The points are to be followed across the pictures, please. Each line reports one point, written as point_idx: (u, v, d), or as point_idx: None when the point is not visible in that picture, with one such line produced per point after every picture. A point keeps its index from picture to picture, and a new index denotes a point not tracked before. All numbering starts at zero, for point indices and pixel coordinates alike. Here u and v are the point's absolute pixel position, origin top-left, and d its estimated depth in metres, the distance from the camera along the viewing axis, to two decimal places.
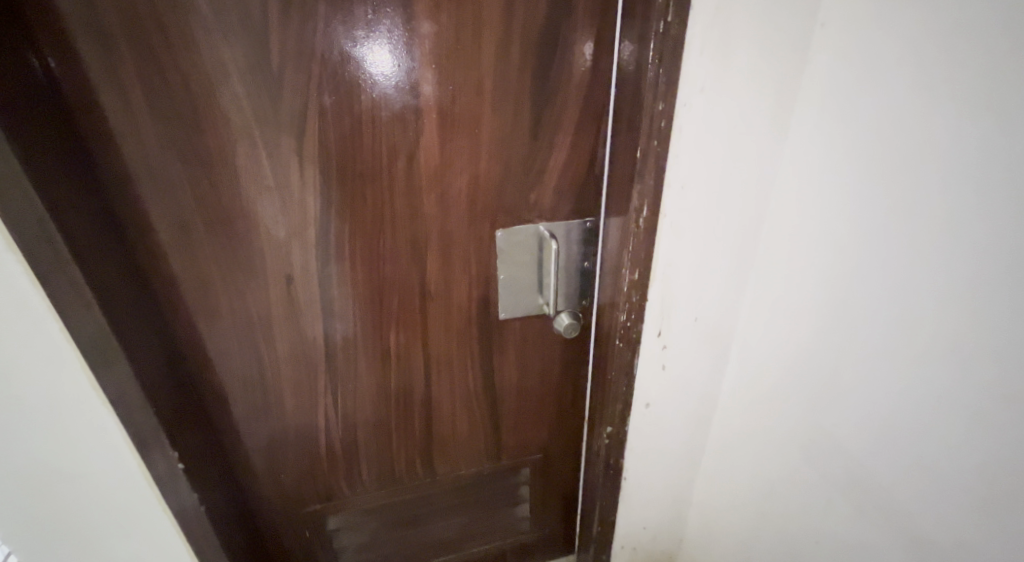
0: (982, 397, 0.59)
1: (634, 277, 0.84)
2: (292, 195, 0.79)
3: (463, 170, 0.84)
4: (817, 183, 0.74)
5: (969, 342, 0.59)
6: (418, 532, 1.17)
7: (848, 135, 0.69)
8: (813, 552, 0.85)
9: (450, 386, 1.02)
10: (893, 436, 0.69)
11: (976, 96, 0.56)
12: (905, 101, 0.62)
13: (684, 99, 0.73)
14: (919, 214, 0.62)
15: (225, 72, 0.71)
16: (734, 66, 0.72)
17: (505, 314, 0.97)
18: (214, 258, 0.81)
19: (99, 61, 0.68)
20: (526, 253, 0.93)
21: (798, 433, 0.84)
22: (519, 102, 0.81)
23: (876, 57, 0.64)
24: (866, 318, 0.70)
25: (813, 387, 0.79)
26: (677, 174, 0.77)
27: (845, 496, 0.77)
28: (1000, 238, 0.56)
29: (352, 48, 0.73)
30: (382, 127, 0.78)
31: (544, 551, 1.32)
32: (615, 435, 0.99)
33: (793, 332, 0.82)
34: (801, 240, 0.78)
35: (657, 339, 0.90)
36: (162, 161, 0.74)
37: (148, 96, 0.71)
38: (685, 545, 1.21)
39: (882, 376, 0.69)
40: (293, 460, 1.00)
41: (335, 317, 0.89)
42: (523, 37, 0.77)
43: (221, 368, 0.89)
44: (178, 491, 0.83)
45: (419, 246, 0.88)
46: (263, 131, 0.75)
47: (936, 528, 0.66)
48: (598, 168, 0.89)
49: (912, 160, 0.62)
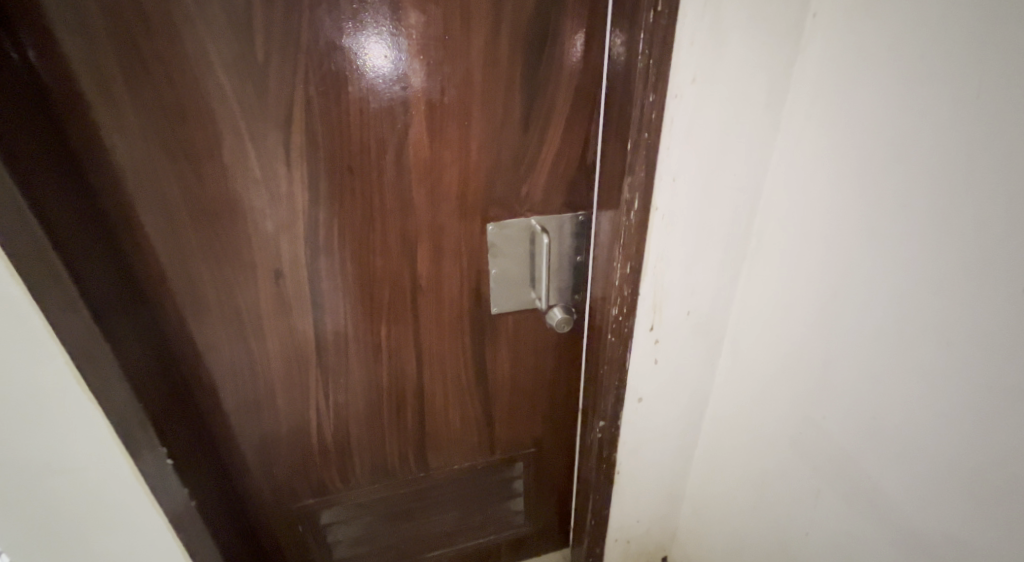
0: (974, 390, 0.59)
1: (625, 271, 0.83)
2: (280, 188, 0.78)
3: (453, 162, 0.83)
4: (808, 174, 0.74)
5: (960, 335, 0.59)
6: (413, 526, 1.17)
7: (838, 127, 0.69)
8: (803, 546, 0.85)
9: (442, 379, 1.02)
10: (883, 429, 0.69)
11: (968, 88, 0.55)
12: (895, 91, 0.61)
13: (675, 90, 0.71)
14: (909, 205, 0.62)
15: (209, 63, 0.70)
16: (726, 57, 0.71)
17: (497, 309, 0.96)
18: (202, 252, 0.81)
19: (80, 52, 0.67)
20: (518, 248, 0.92)
21: (789, 428, 0.83)
22: (509, 94, 0.80)
23: (866, 49, 0.64)
24: (856, 310, 0.69)
25: (804, 379, 0.79)
26: (669, 166, 0.76)
27: (837, 491, 0.77)
28: (990, 230, 0.55)
29: (339, 39, 0.72)
30: (370, 119, 0.77)
31: (539, 545, 1.33)
32: (608, 430, 0.99)
33: (784, 326, 0.81)
34: (792, 232, 0.78)
35: (649, 333, 0.90)
36: (148, 153, 0.73)
37: (130, 87, 0.70)
38: (678, 537, 1.22)
39: (874, 371, 0.68)
40: (284, 454, 1.00)
41: (325, 311, 0.89)
42: (512, 28, 0.76)
43: (210, 363, 0.89)
44: (168, 487, 0.83)
45: (410, 239, 0.87)
46: (249, 123, 0.74)
47: (925, 523, 0.66)
48: (589, 160, 0.88)
49: (902, 150, 0.62)
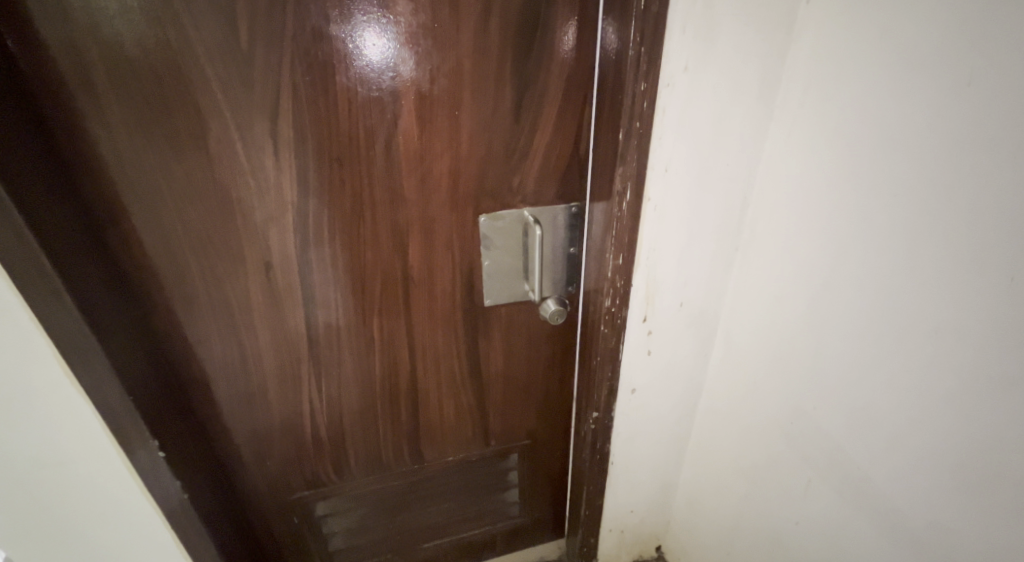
0: (963, 380, 0.59)
1: (618, 262, 0.82)
2: (268, 179, 0.78)
3: (443, 153, 0.82)
4: (801, 164, 0.73)
5: (951, 325, 0.59)
6: (408, 516, 1.18)
7: (831, 116, 0.68)
8: (794, 535, 0.86)
9: (436, 370, 1.01)
10: (873, 419, 0.69)
11: (959, 77, 0.55)
12: (886, 80, 0.61)
13: (667, 79, 0.70)
14: (902, 194, 0.61)
15: (193, 53, 0.69)
16: (718, 45, 0.70)
17: (490, 302, 0.96)
18: (191, 245, 0.80)
19: (60, 41, 0.66)
20: (511, 240, 0.92)
21: (780, 419, 0.83)
22: (500, 84, 0.79)
23: (857, 38, 0.63)
24: (848, 301, 0.69)
25: (795, 369, 0.79)
26: (661, 156, 0.75)
27: (826, 481, 0.77)
28: (979, 220, 0.55)
29: (327, 27, 0.71)
30: (359, 109, 0.77)
31: (534, 536, 1.33)
32: (601, 421, 0.98)
33: (776, 317, 0.81)
34: (785, 223, 0.77)
35: (642, 325, 0.89)
36: (133, 143, 0.72)
37: (114, 78, 0.69)
38: (672, 527, 1.22)
39: (865, 363, 0.68)
40: (279, 446, 1.00)
41: (317, 305, 0.88)
42: (502, 17, 0.75)
43: (202, 356, 0.88)
44: (161, 480, 0.82)
45: (401, 232, 0.87)
46: (235, 114, 0.73)
47: (913, 512, 0.66)
48: (582, 151, 0.87)
49: (896, 140, 0.61)
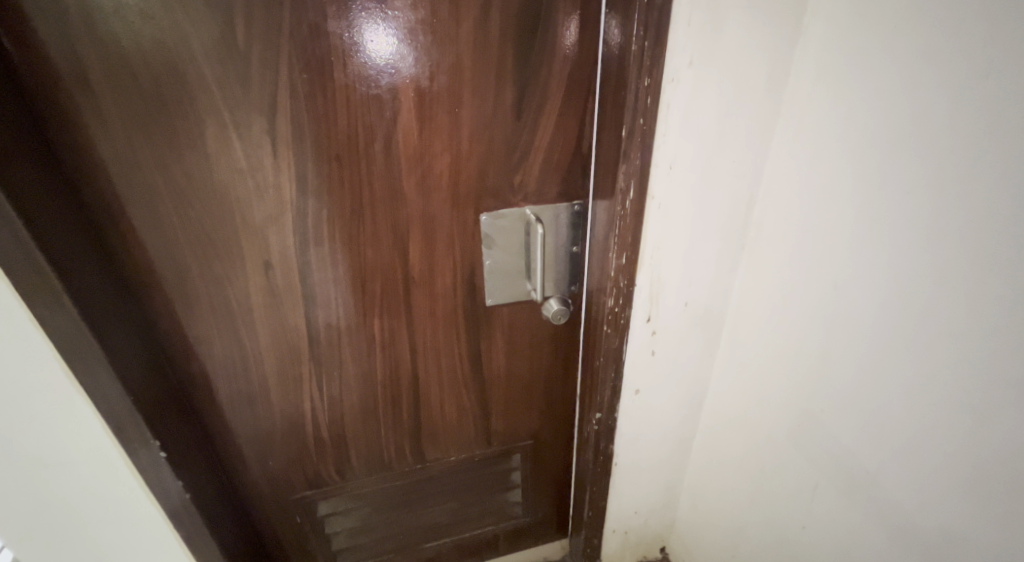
0: (979, 383, 0.57)
1: (622, 262, 0.81)
2: (266, 178, 0.77)
3: (443, 151, 0.81)
4: (809, 161, 0.71)
5: (966, 327, 0.57)
6: (411, 515, 1.17)
7: (841, 111, 0.66)
8: (801, 538, 0.84)
9: (438, 369, 1.00)
10: (882, 422, 0.67)
11: (975, 70, 0.53)
12: (898, 74, 0.59)
13: (672, 74, 0.69)
14: (914, 191, 0.59)
15: (189, 50, 0.68)
16: (724, 39, 0.68)
17: (492, 302, 0.95)
18: (190, 244, 0.79)
19: (56, 40, 0.65)
20: (513, 239, 0.90)
21: (787, 420, 0.82)
22: (501, 81, 0.78)
23: (867, 31, 0.62)
24: (858, 301, 0.68)
25: (803, 370, 0.77)
26: (664, 154, 0.74)
27: (834, 485, 0.76)
28: (996, 217, 0.53)
29: (324, 23, 0.70)
30: (358, 107, 0.76)
31: (536, 537, 1.32)
32: (604, 423, 0.97)
33: (783, 318, 0.80)
34: (792, 221, 0.76)
35: (646, 325, 0.88)
36: (130, 142, 0.72)
37: (110, 76, 0.68)
38: (676, 528, 1.21)
39: (876, 365, 0.67)
40: (280, 445, 0.99)
41: (318, 304, 0.88)
42: (502, 13, 0.74)
43: (203, 356, 0.88)
44: (163, 481, 0.81)
45: (401, 230, 0.86)
46: (232, 111, 0.72)
47: (924, 517, 0.65)
48: (585, 149, 0.86)
49: (908, 135, 0.59)
